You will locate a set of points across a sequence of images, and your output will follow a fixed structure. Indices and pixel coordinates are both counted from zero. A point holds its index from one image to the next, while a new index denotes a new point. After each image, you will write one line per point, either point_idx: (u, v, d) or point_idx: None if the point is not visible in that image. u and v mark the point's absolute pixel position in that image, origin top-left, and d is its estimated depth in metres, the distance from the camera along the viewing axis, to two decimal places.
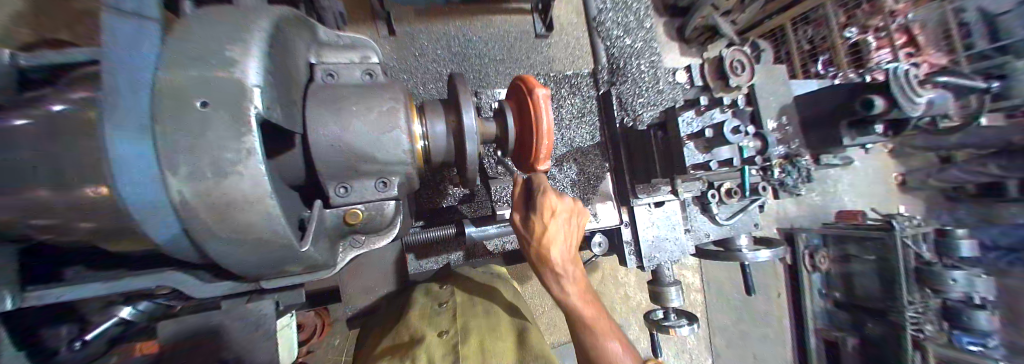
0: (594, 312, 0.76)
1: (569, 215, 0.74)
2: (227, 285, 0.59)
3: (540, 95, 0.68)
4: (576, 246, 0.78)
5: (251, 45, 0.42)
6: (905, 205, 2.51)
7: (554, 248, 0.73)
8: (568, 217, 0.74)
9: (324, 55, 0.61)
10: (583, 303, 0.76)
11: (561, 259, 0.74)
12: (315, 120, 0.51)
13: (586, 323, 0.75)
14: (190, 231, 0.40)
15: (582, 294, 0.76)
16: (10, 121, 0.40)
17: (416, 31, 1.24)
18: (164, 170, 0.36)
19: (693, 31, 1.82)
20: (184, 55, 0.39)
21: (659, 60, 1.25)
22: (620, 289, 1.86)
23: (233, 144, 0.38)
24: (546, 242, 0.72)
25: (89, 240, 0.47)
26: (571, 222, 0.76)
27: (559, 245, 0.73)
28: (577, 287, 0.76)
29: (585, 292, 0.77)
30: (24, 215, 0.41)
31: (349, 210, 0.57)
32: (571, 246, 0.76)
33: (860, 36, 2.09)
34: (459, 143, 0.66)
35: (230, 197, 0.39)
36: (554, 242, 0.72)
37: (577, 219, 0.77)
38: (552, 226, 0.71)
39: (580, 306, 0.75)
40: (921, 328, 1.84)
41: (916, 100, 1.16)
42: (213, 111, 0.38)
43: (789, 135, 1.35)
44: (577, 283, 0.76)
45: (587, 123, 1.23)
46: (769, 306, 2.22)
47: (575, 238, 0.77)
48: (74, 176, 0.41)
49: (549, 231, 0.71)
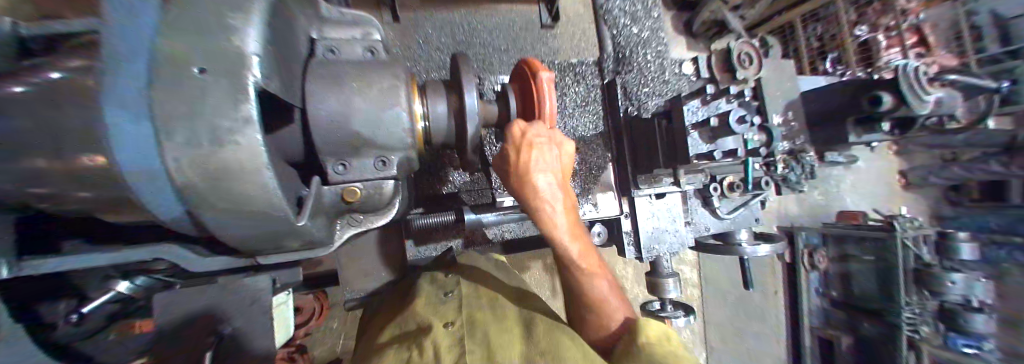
0: (581, 243, 0.77)
1: (548, 141, 0.70)
2: (222, 261, 0.56)
3: (544, 78, 0.66)
4: (564, 179, 0.76)
5: (250, 13, 0.40)
6: (907, 206, 2.50)
7: (537, 178, 0.69)
8: (549, 147, 0.70)
9: (326, 31, 0.60)
10: (571, 235, 0.76)
11: (547, 192, 0.70)
12: (314, 94, 0.50)
13: (575, 263, 0.76)
14: (187, 201, 0.40)
15: (571, 228, 0.76)
16: (7, 88, 0.41)
17: (420, 18, 1.22)
18: (158, 137, 0.35)
19: (701, 24, 1.79)
20: (183, 21, 0.38)
21: (665, 50, 1.23)
22: (617, 282, 1.87)
23: (230, 112, 0.38)
24: (527, 170, 0.68)
25: (85, 210, 0.47)
26: (553, 152, 0.72)
27: (543, 175, 0.70)
28: (567, 216, 0.75)
29: (573, 224, 0.77)
30: (22, 182, 0.42)
31: (347, 187, 0.56)
32: (557, 177, 0.72)
33: (870, 34, 2.05)
34: (460, 125, 0.65)
35: (228, 167, 0.39)
36: (535, 170, 0.69)
37: (558, 147, 0.73)
38: (531, 154, 0.68)
39: (568, 241, 0.74)
40: (916, 329, 1.87)
41: (926, 98, 1.13)
42: (210, 78, 0.37)
43: (794, 132, 1.33)
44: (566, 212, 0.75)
45: (591, 112, 1.22)
46: (765, 302, 2.23)
47: (558, 170, 0.73)
48: (67, 144, 0.41)
49: (530, 157, 0.68)
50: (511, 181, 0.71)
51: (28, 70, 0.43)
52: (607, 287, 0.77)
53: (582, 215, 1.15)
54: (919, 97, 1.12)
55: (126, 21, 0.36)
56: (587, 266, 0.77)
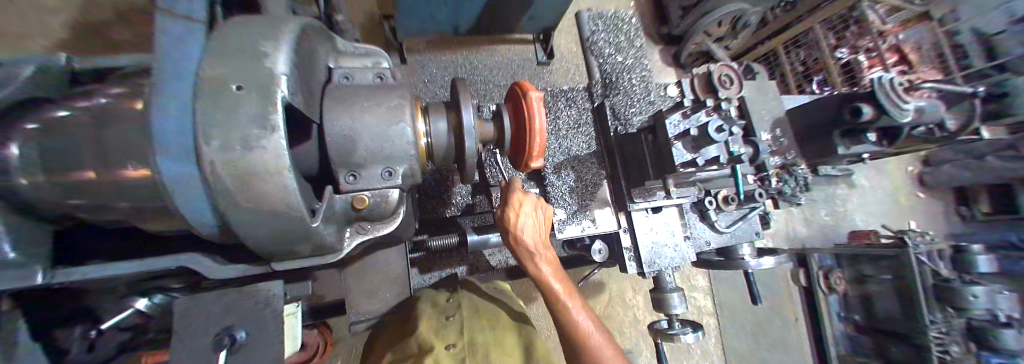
0: (565, 286, 0.95)
1: (533, 208, 0.99)
2: (241, 268, 0.59)
3: (533, 97, 0.74)
4: (546, 233, 1.03)
5: (281, 43, 0.49)
6: (917, 221, 2.48)
7: (526, 235, 0.96)
8: (534, 210, 0.99)
9: (341, 60, 0.68)
10: (556, 278, 0.96)
11: (534, 244, 0.97)
12: (329, 112, 0.57)
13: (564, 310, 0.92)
14: (215, 201, 0.44)
15: (557, 276, 0.96)
16: (53, 113, 0.49)
17: (427, 59, 1.36)
18: (199, 143, 0.41)
19: (689, 56, 1.93)
20: (225, 51, 0.46)
21: (649, 75, 1.35)
22: (628, 310, 1.82)
23: (260, 122, 0.44)
24: (516, 226, 0.96)
25: (114, 219, 0.53)
26: (538, 214, 1.01)
27: (529, 232, 0.97)
28: (550, 265, 0.97)
29: (559, 273, 0.97)
30: (64, 194, 0.48)
31: (356, 196, 0.60)
32: (540, 232, 0.99)
33: (850, 56, 2.19)
34: (459, 140, 0.71)
35: (254, 170, 0.44)
36: (523, 229, 0.97)
37: (542, 210, 1.02)
38: (521, 216, 0.96)
39: (552, 279, 0.95)
40: (946, 349, 1.77)
41: (906, 107, 1.19)
42: (245, 93, 0.44)
43: (784, 147, 1.45)
44: (551, 263, 0.97)
45: (583, 133, 1.28)
46: (787, 330, 2.14)
47: (541, 229, 1.01)
48: (110, 157, 0.47)
49: (520, 220, 0.96)
50: (505, 233, 0.98)
51: (80, 98, 0.52)
52: (589, 323, 0.91)
53: (581, 231, 1.17)
54: (900, 106, 1.18)
55: (178, 49, 0.44)
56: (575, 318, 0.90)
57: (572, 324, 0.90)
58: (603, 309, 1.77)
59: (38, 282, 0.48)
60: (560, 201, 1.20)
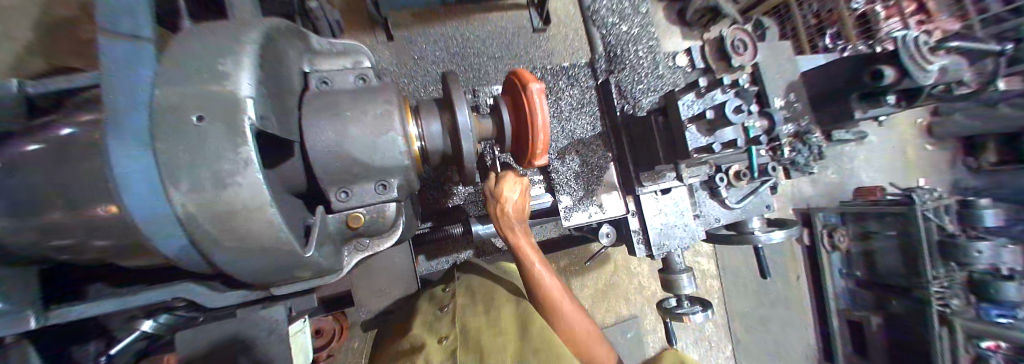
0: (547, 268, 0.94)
1: (519, 184, 0.92)
2: (240, 293, 0.58)
3: (534, 90, 0.67)
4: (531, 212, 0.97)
5: (242, 58, 0.42)
6: (925, 177, 2.44)
7: (512, 210, 0.91)
8: (519, 187, 0.93)
9: (318, 62, 0.62)
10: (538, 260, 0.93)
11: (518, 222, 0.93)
12: (313, 128, 0.52)
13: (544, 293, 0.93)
14: (199, 243, 0.41)
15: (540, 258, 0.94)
16: (25, 148, 0.44)
17: (412, 34, 1.25)
18: (165, 186, 0.37)
19: (695, 13, 1.78)
20: (179, 73, 0.40)
21: (656, 45, 1.25)
22: (634, 280, 1.84)
23: (230, 155, 0.39)
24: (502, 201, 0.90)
25: (101, 256, 0.49)
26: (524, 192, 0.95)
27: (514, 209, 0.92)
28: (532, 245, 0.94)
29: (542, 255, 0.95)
30: (45, 236, 0.45)
31: (351, 214, 0.57)
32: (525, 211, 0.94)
33: (867, 6, 2.00)
34: (456, 141, 0.66)
35: (231, 208, 0.40)
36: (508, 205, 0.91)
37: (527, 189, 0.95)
38: (507, 191, 0.91)
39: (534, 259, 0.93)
40: (946, 302, 1.80)
41: (932, 68, 1.10)
42: (209, 124, 0.39)
43: (800, 112, 1.30)
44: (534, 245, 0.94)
45: (587, 114, 1.21)
46: (788, 290, 2.18)
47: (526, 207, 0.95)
48: (81, 196, 0.43)
49: (505, 196, 0.90)
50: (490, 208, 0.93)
51: (41, 129, 0.46)
52: (565, 298, 0.94)
53: (588, 218, 1.14)
54: (926, 67, 1.09)
55: (129, 77, 0.38)
56: (556, 299, 0.92)
57: (551, 303, 0.92)
58: (610, 280, 1.80)
59: (32, 327, 0.47)
60: (566, 188, 1.16)
